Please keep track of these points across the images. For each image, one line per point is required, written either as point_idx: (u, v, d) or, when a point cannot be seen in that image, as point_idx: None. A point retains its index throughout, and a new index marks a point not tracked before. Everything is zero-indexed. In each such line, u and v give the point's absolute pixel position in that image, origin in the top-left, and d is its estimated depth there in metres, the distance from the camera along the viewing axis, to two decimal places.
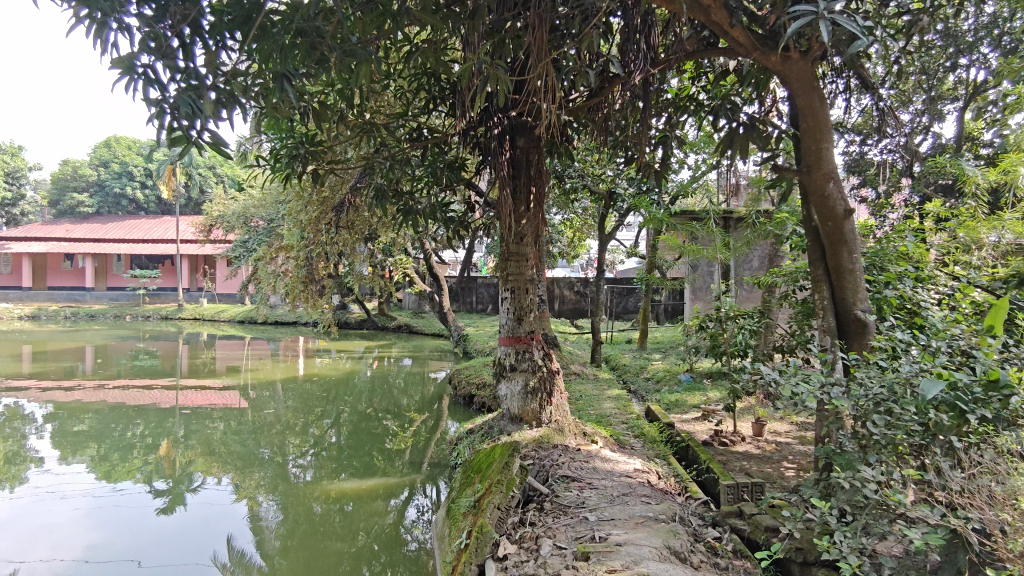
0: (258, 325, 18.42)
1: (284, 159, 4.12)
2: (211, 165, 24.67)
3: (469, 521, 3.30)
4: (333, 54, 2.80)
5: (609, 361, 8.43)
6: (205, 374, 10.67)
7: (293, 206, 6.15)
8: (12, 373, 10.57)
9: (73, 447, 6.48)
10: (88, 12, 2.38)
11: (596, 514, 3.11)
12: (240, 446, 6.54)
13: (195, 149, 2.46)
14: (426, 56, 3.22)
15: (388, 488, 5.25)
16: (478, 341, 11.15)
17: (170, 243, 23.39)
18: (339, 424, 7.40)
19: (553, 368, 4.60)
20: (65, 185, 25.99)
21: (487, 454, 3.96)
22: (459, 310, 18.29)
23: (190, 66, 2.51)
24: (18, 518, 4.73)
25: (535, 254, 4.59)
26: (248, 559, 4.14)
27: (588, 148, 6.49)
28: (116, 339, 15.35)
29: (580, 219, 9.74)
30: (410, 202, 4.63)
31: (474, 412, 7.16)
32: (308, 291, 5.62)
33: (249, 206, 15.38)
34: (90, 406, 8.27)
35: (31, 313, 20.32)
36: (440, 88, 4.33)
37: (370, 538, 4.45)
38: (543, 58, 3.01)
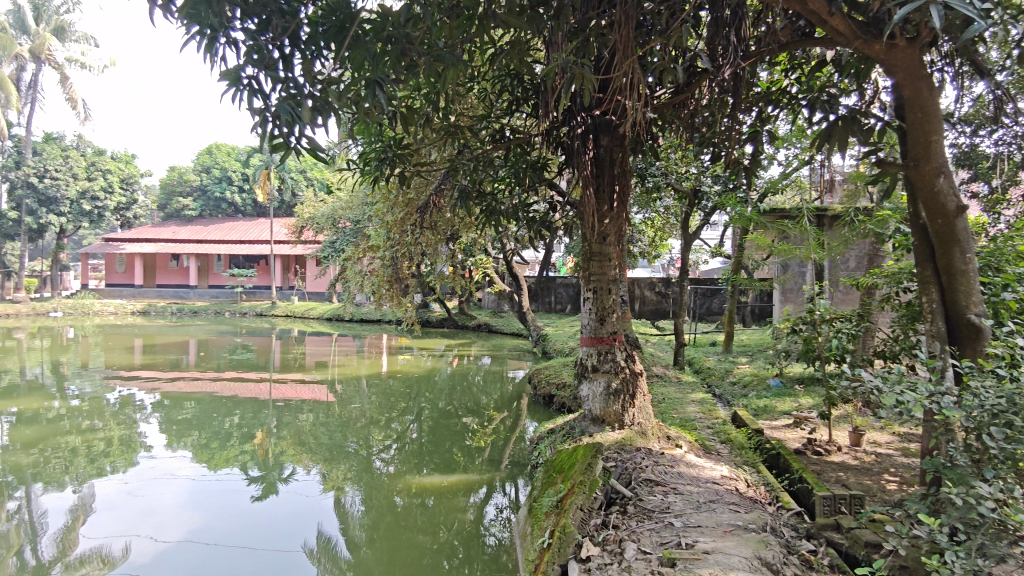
0: (344, 323, 19.15)
1: (372, 163, 4.24)
2: (302, 169, 25.83)
3: (552, 521, 3.30)
4: (422, 59, 2.88)
5: (692, 364, 8.20)
6: (296, 368, 11.20)
7: (379, 208, 6.37)
8: (126, 364, 11.47)
9: (179, 434, 6.97)
10: (199, 29, 2.54)
11: (682, 520, 3.05)
12: (329, 438, 6.82)
13: (294, 155, 2.57)
14: (511, 57, 3.23)
15: (468, 485, 5.34)
16: (557, 341, 11.13)
17: (264, 243, 24.69)
18: (421, 421, 7.57)
19: (636, 370, 4.53)
20: (172, 191, 27.94)
21: (570, 454, 3.94)
22: (538, 310, 18.32)
23: (289, 76, 2.63)
24: (128, 499, 5.11)
25: (618, 254, 4.54)
26: (336, 548, 4.31)
27: (672, 147, 6.34)
28: (217, 333, 16.40)
29: (663, 218, 9.55)
30: (493, 203, 4.69)
31: (554, 412, 7.16)
32: (393, 290, 5.81)
33: (337, 208, 16.00)
34: (194, 396, 8.85)
35: (142, 309, 21.98)
36: (522, 88, 4.35)
37: (451, 534, 4.51)
38: (629, 56, 2.96)
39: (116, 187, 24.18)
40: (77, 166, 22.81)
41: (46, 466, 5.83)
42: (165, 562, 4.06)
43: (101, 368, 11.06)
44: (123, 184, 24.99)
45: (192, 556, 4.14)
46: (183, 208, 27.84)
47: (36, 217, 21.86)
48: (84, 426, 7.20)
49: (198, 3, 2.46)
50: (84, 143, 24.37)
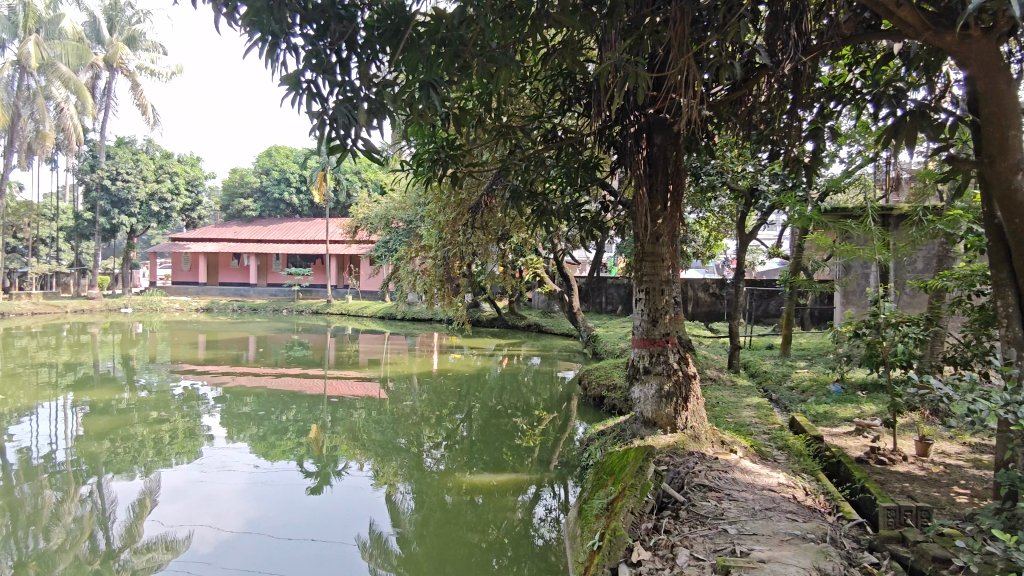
0: (397, 322, 19.47)
1: (425, 164, 4.30)
2: (357, 171, 26.39)
3: (602, 523, 3.28)
4: (475, 60, 2.90)
5: (748, 368, 7.99)
6: (350, 365, 11.44)
7: (432, 208, 6.47)
8: (191, 358, 11.94)
9: (239, 427, 7.22)
10: (261, 35, 2.62)
11: (736, 527, 2.97)
12: (381, 434, 6.94)
13: (350, 156, 2.63)
14: (564, 58, 3.22)
15: (517, 484, 5.35)
16: (608, 342, 11.01)
17: (321, 243, 25.35)
18: (471, 419, 7.62)
19: (689, 373, 4.45)
20: (234, 192, 29.02)
21: (621, 456, 3.91)
22: (588, 311, 18.19)
23: (346, 80, 2.69)
24: (190, 489, 5.31)
25: (672, 254, 4.46)
26: (387, 543, 4.37)
27: (729, 144, 6.20)
28: (275, 330, 16.95)
29: (717, 217, 9.35)
30: (545, 203, 4.68)
31: (605, 414, 7.11)
32: (444, 289, 5.85)
33: (391, 208, 16.25)
34: (253, 391, 9.15)
35: (205, 306, 22.88)
36: (575, 88, 4.33)
37: (500, 532, 4.53)
38: (684, 52, 2.91)
39: (182, 189, 25.19)
40: (146, 169, 23.89)
41: (116, 455, 6.12)
42: (224, 551, 4.20)
43: (167, 362, 11.56)
44: (188, 186, 26.05)
45: (250, 546, 4.28)
46: (244, 208, 28.82)
47: (109, 217, 23.01)
48: (151, 418, 7.52)
49: (261, 10, 2.55)
50: (153, 146, 25.50)
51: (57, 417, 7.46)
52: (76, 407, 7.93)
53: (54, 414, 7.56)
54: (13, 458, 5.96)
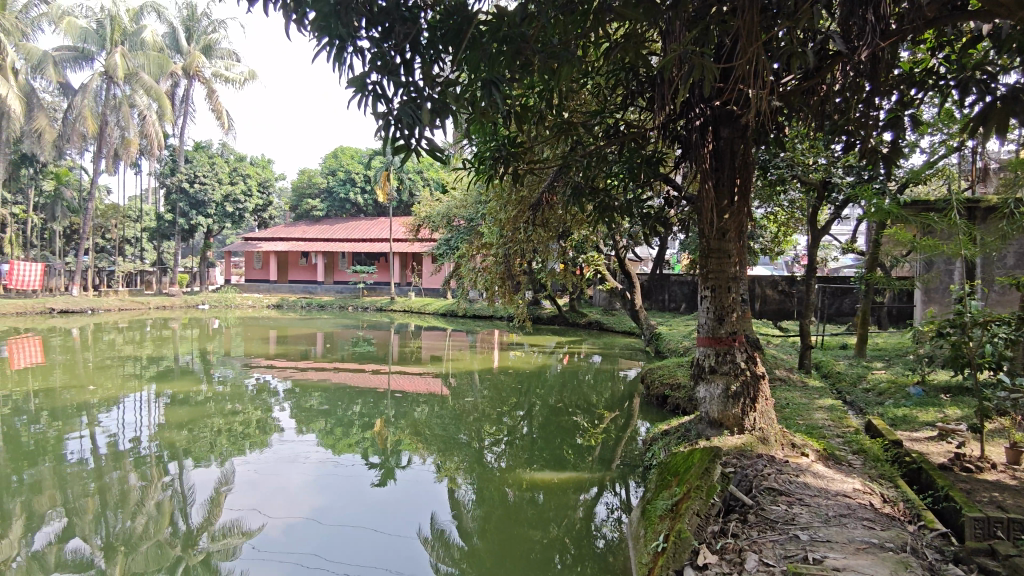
0: (458, 318, 19.73)
1: (487, 162, 4.33)
2: (420, 170, 26.84)
3: (666, 525, 3.22)
4: (538, 57, 2.89)
5: (820, 368, 7.69)
6: (413, 361, 11.68)
7: (493, 205, 6.52)
8: (263, 353, 12.47)
9: (308, 420, 7.47)
10: (329, 40, 2.71)
11: (808, 533, 2.87)
12: (443, 430, 7.04)
13: (414, 156, 2.67)
14: (626, 51, 3.18)
15: (579, 482, 5.33)
16: (671, 341, 10.82)
17: (385, 242, 25.92)
18: (532, 416, 7.63)
19: (758, 372, 4.32)
20: (303, 193, 30.11)
21: (686, 457, 3.83)
22: (650, 309, 17.92)
23: (410, 80, 2.74)
24: (263, 478, 5.53)
25: (739, 250, 4.33)
26: (449, 536, 4.43)
27: (800, 136, 5.97)
28: (342, 326, 17.48)
29: (787, 212, 9.04)
30: (607, 199, 4.63)
31: (668, 413, 7.00)
32: (505, 287, 5.89)
33: (452, 207, 16.47)
34: (321, 385, 9.45)
35: (276, 303, 23.79)
36: (638, 82, 4.27)
37: (561, 530, 4.51)
38: (753, 41, 2.83)
39: (255, 190, 26.25)
40: (222, 171, 25.02)
41: (195, 444, 6.44)
42: (295, 539, 4.35)
43: (242, 356, 12.09)
44: (260, 188, 27.13)
45: (318, 534, 4.41)
46: (312, 208, 29.80)
47: (188, 218, 24.20)
48: (226, 409, 7.87)
49: (329, 16, 2.64)
50: (228, 150, 26.69)
51: (142, 407, 7.92)
52: (159, 398, 8.41)
53: (139, 405, 8.01)
54: (103, 444, 6.36)
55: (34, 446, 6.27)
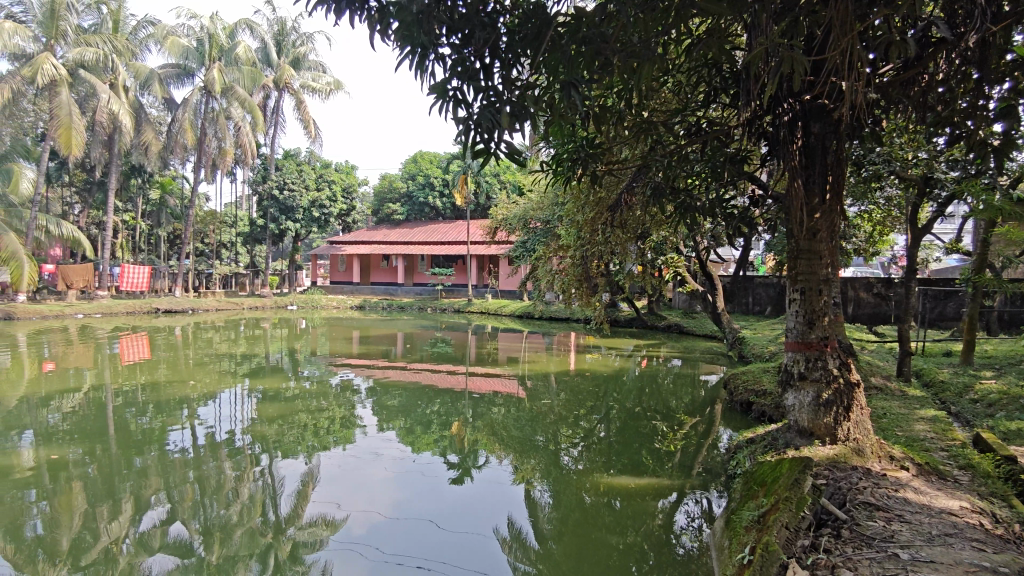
0: (535, 320, 19.81)
1: (565, 163, 4.32)
2: (497, 173, 27.09)
3: (752, 537, 3.10)
4: (618, 57, 2.85)
5: (921, 377, 7.20)
6: (490, 362, 11.80)
7: (571, 206, 6.49)
8: (347, 352, 12.97)
9: (389, 418, 7.70)
10: (412, 49, 2.78)
11: (909, 552, 2.70)
12: (520, 431, 7.08)
13: (493, 159, 2.69)
14: (709, 46, 3.10)
15: (658, 489, 5.22)
16: (756, 345, 10.42)
17: (462, 245, 26.32)
18: (609, 420, 7.55)
19: (852, 380, 4.11)
20: (384, 197, 31.11)
21: (773, 467, 3.67)
22: (733, 312, 17.36)
23: (490, 85, 2.78)
24: (346, 473, 5.72)
25: (831, 250, 4.12)
26: (526, 538, 4.44)
27: (898, 129, 5.62)
28: (421, 327, 17.86)
29: (883, 211, 8.54)
30: (689, 199, 4.51)
31: (753, 421, 6.77)
32: (582, 289, 5.90)
33: (529, 209, 16.53)
34: (401, 384, 9.71)
35: (359, 304, 24.65)
36: (721, 78, 4.14)
37: (640, 537, 4.43)
38: (847, 30, 2.68)
39: (339, 196, 27.29)
40: (309, 178, 26.16)
41: (284, 438, 6.75)
42: (376, 534, 4.48)
43: (327, 355, 12.61)
44: (344, 193, 28.18)
45: (400, 531, 4.52)
46: (393, 212, 30.71)
47: (278, 223, 25.42)
48: (313, 406, 8.20)
49: (412, 25, 2.73)
50: (314, 158, 27.89)
51: (236, 402, 8.38)
52: (251, 394, 8.87)
53: (234, 399, 8.49)
54: (202, 436, 6.77)
55: (142, 436, 6.76)
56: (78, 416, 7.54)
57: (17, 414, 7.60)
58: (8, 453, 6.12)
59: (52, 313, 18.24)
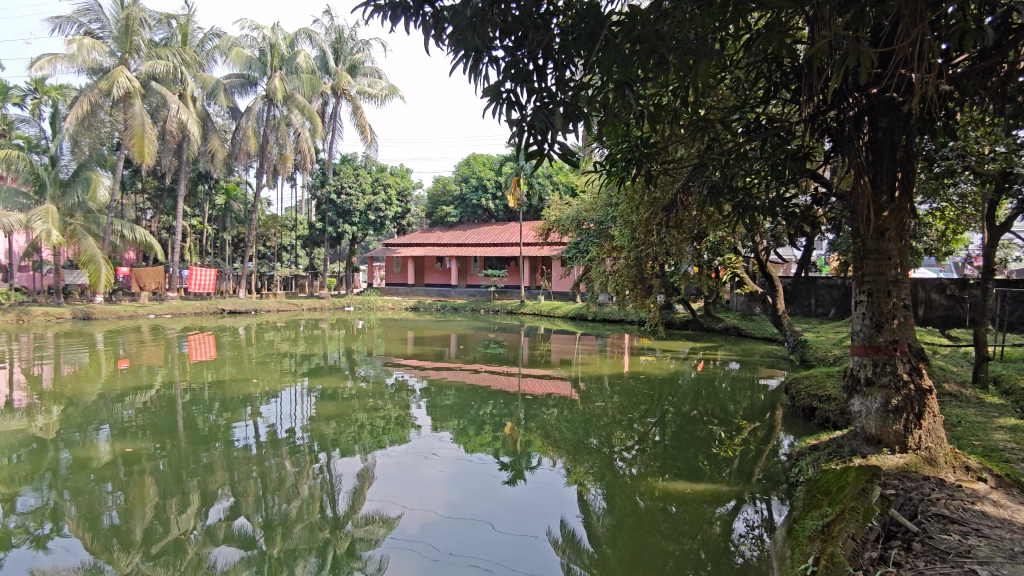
0: (588, 322, 19.70)
1: (619, 164, 4.28)
2: (550, 174, 27.07)
3: (816, 547, 2.99)
4: (674, 55, 2.81)
5: (1000, 383, 6.81)
6: (542, 364, 11.81)
7: (624, 207, 6.43)
8: (402, 353, 13.20)
9: (443, 418, 7.79)
10: (466, 53, 2.81)
11: (988, 569, 2.55)
12: (573, 434, 7.04)
13: (547, 161, 2.69)
14: (769, 40, 3.02)
15: (716, 496, 5.10)
16: (819, 349, 10.08)
17: (515, 247, 26.38)
18: (664, 424, 7.43)
19: (925, 386, 3.92)
20: (438, 200, 31.55)
21: (839, 476, 3.54)
22: (795, 314, 16.82)
23: (544, 86, 2.78)
24: (402, 472, 5.81)
25: (901, 250, 3.94)
26: (580, 541, 4.42)
27: (973, 122, 5.33)
28: (474, 328, 18.02)
29: (956, 208, 8.12)
30: (747, 198, 4.40)
31: (816, 427, 6.55)
32: (637, 290, 5.83)
33: (582, 210, 16.48)
34: (455, 385, 9.81)
35: (414, 305, 25.03)
36: (781, 73, 4.02)
37: (697, 544, 4.34)
38: (917, 21, 2.57)
39: (394, 199, 27.81)
40: (365, 182, 26.74)
41: (342, 436, 6.92)
42: (431, 532, 4.53)
43: (383, 355, 12.87)
44: (399, 197, 28.70)
45: (455, 530, 4.56)
46: (447, 214, 31.10)
47: (336, 227, 26.07)
48: (369, 405, 8.36)
49: (466, 29, 2.75)
50: (370, 162, 28.50)
51: (297, 400, 8.64)
52: (310, 392, 9.14)
53: (294, 398, 8.76)
54: (264, 433, 7.00)
55: (209, 432, 7.03)
56: (150, 411, 7.91)
57: (95, 409, 8.05)
58: (87, 445, 6.46)
59: (127, 313, 19.22)
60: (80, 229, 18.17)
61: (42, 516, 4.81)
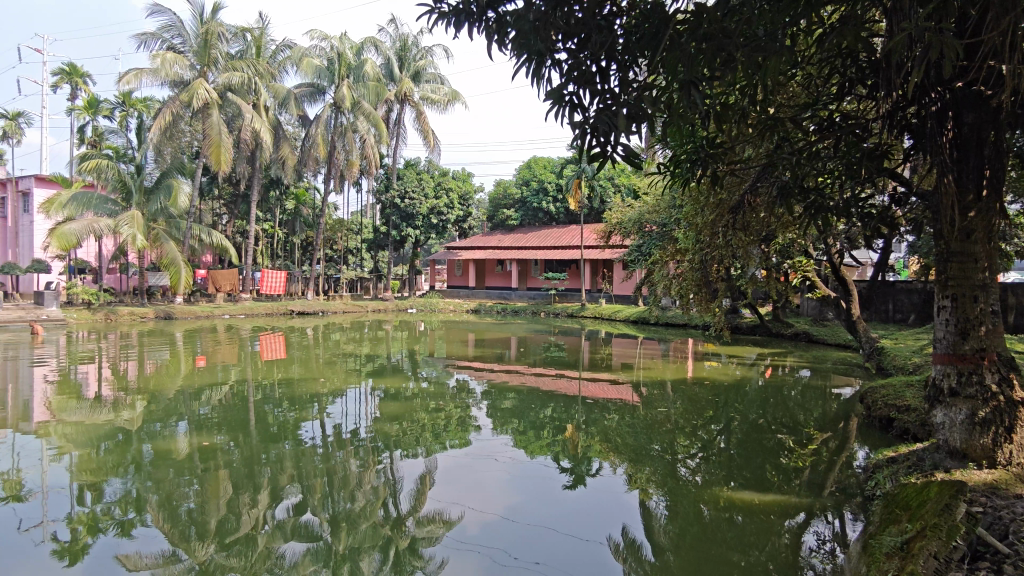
0: (650, 326, 19.39)
1: (684, 164, 4.20)
2: (611, 177, 26.82)
3: (892, 564, 2.84)
4: (742, 52, 2.74)
5: None
6: (603, 368, 11.70)
7: (690, 209, 6.30)
8: (463, 354, 13.35)
9: (503, 420, 7.83)
10: (529, 57, 2.83)
11: None
12: (634, 439, 6.93)
13: (609, 163, 2.67)
14: (844, 34, 2.90)
15: (785, 507, 4.93)
16: (897, 357, 9.60)
17: (576, 250, 26.25)
18: (730, 431, 7.23)
19: (1016, 398, 3.69)
20: (499, 203, 31.78)
21: (920, 492, 3.35)
22: (870, 320, 16.04)
23: (607, 88, 2.77)
24: (464, 473, 5.87)
25: (989, 252, 3.71)
26: (641, 549, 4.34)
27: None
28: (534, 331, 18.02)
29: None
30: (821, 199, 4.23)
31: (894, 439, 6.24)
32: (701, 294, 5.69)
33: (645, 213, 16.23)
34: (514, 388, 9.84)
35: (475, 308, 25.25)
36: (857, 68, 3.85)
37: (765, 556, 4.21)
38: (1007, 9, 2.41)
39: (456, 203, 28.15)
40: (428, 186, 27.20)
41: (404, 436, 7.04)
42: (491, 533, 4.56)
43: (444, 357, 13.04)
44: (461, 201, 29.03)
45: (514, 532, 4.57)
46: (508, 218, 31.27)
47: (399, 230, 26.66)
48: (430, 406, 8.49)
49: (528, 33, 2.78)
50: (433, 167, 28.97)
51: (362, 399, 8.87)
52: (374, 392, 9.35)
53: (359, 397, 8.98)
54: (330, 430, 7.21)
55: (278, 428, 7.30)
56: (224, 407, 8.27)
57: (175, 404, 8.47)
58: (167, 438, 6.81)
59: (203, 313, 20.17)
60: (163, 233, 19.22)
61: (126, 504, 5.10)
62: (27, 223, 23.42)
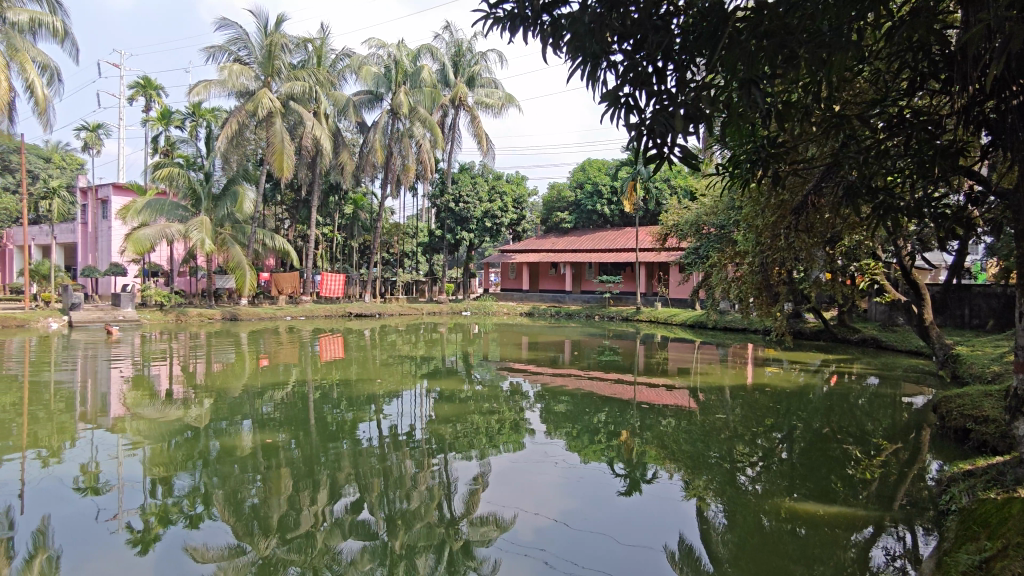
0: (708, 330, 18.99)
1: (744, 165, 4.09)
2: (667, 178, 26.42)
3: None
4: (805, 49, 2.65)
5: None
6: (659, 372, 11.51)
7: (749, 210, 6.13)
8: (517, 357, 13.38)
9: (557, 424, 7.80)
10: (584, 60, 2.82)
11: None
12: (691, 446, 6.78)
13: (666, 164, 2.62)
14: (914, 27, 2.78)
15: (852, 520, 4.73)
16: (975, 365, 9.10)
17: (631, 253, 26.04)
18: (792, 440, 6.99)
19: None
20: (554, 207, 31.75)
21: (1002, 508, 3.17)
22: (944, 325, 15.26)
23: (664, 89, 2.73)
24: (517, 476, 5.87)
25: None
26: (699, 558, 4.25)
27: None
28: (589, 335, 17.90)
29: None
30: (891, 199, 4.04)
31: (971, 451, 5.91)
32: (762, 298, 5.51)
33: (702, 214, 15.88)
34: (568, 391, 9.78)
35: (528, 311, 25.29)
36: (929, 62, 3.68)
37: (829, 569, 4.06)
38: None
39: (510, 206, 28.27)
40: (482, 190, 27.43)
41: (458, 438, 7.09)
42: (546, 536, 4.55)
43: (498, 360, 13.10)
44: (515, 204, 29.12)
45: (568, 536, 4.54)
46: (562, 221, 31.18)
47: (454, 234, 27.08)
48: (484, 408, 8.53)
49: (584, 35, 2.77)
50: (488, 170, 29.18)
51: (417, 400, 9.00)
52: (429, 394, 9.46)
53: (414, 399, 9.10)
54: (386, 431, 7.33)
55: (337, 427, 7.48)
56: (285, 407, 8.53)
57: (239, 402, 8.79)
58: (232, 436, 7.07)
59: (267, 315, 20.89)
60: (230, 238, 19.99)
61: (194, 497, 5.32)
62: (106, 229, 24.81)
